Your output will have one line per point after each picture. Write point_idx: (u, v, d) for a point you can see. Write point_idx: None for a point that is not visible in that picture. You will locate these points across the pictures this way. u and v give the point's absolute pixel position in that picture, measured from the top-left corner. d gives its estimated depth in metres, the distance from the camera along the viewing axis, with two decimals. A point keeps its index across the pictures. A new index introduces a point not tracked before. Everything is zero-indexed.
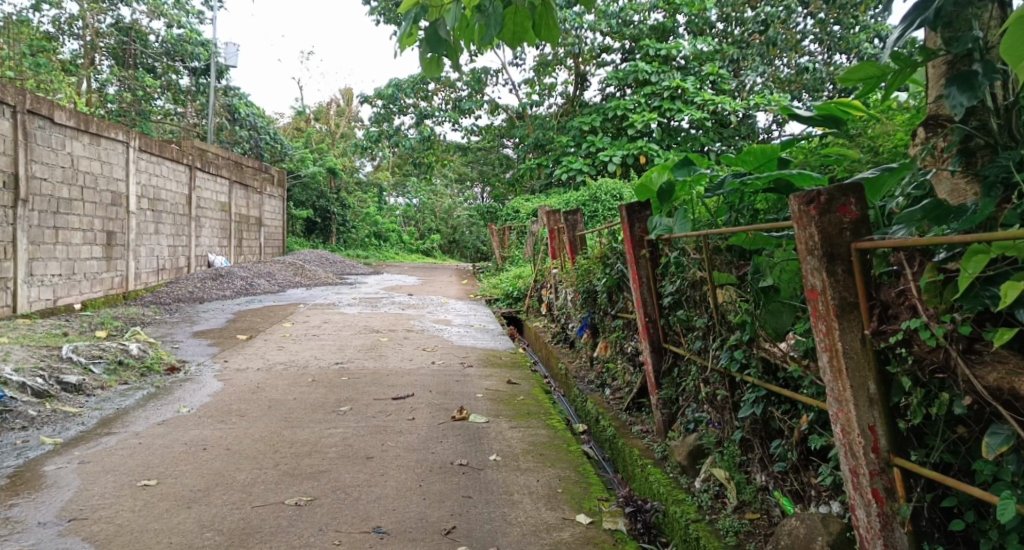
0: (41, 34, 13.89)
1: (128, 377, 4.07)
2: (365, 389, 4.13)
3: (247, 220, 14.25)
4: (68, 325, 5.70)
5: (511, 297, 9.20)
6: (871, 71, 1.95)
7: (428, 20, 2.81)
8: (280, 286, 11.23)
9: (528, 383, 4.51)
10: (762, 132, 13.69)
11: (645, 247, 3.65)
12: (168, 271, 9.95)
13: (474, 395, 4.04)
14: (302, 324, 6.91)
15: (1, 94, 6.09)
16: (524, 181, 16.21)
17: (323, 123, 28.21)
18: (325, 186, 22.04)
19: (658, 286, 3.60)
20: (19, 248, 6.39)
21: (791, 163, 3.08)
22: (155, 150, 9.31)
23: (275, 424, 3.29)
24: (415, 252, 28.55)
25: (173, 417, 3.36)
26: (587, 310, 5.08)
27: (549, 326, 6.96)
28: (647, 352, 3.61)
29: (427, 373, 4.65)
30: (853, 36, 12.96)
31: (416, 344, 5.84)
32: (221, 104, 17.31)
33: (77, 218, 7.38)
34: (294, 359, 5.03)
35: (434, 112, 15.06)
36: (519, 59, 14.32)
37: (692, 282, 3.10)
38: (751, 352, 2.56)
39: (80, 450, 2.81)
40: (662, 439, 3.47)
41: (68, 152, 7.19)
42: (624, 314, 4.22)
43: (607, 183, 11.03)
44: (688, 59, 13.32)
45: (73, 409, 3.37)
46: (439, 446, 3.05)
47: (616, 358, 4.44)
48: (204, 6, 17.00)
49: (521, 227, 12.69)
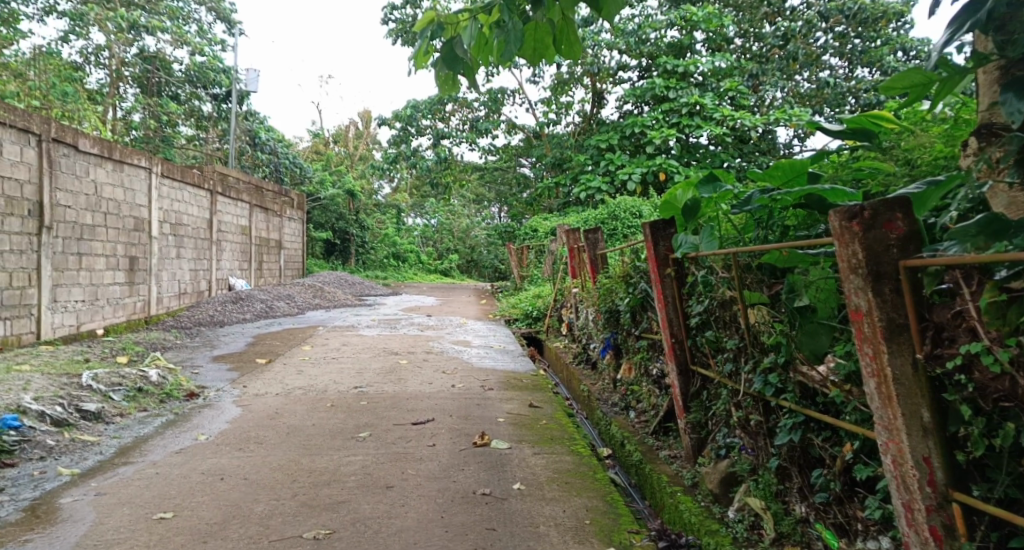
0: (68, 65, 14.20)
1: (148, 404, 4.04)
2: (384, 414, 4.05)
3: (267, 243, 14.35)
4: (89, 351, 5.70)
5: (531, 317, 9.11)
6: (919, 78, 1.91)
7: (444, 38, 2.77)
8: (300, 309, 11.24)
9: (551, 406, 4.40)
10: (783, 147, 13.57)
11: (670, 265, 3.56)
12: (190, 295, 10.01)
13: (496, 420, 3.94)
14: (321, 347, 6.87)
15: (27, 123, 6.18)
16: (542, 200, 16.18)
17: (342, 146, 28.49)
18: (344, 208, 22.19)
19: (685, 305, 3.50)
20: (44, 274, 6.44)
21: (821, 178, 2.99)
22: (177, 175, 9.41)
23: (293, 452, 3.22)
24: (434, 272, 28.60)
25: (191, 445, 3.31)
26: (609, 330, 4.97)
27: (570, 346, 6.86)
28: (674, 375, 3.50)
29: (448, 397, 4.56)
30: (873, 50, 12.86)
31: (436, 367, 5.77)
32: (242, 129, 17.55)
33: (100, 244, 7.44)
34: (313, 383, 4.97)
35: (452, 133, 15.12)
36: (536, 79, 14.36)
37: (721, 302, 3.00)
38: (787, 376, 2.46)
39: (97, 481, 2.76)
40: (692, 465, 3.35)
41: (92, 178, 7.27)
42: (648, 334, 4.12)
43: (626, 200, 10.95)
44: (706, 75, 13.28)
45: (91, 437, 3.34)
46: (461, 474, 2.95)
47: (641, 380, 4.32)
48: (226, 34, 17.33)
49: (540, 246, 12.63)
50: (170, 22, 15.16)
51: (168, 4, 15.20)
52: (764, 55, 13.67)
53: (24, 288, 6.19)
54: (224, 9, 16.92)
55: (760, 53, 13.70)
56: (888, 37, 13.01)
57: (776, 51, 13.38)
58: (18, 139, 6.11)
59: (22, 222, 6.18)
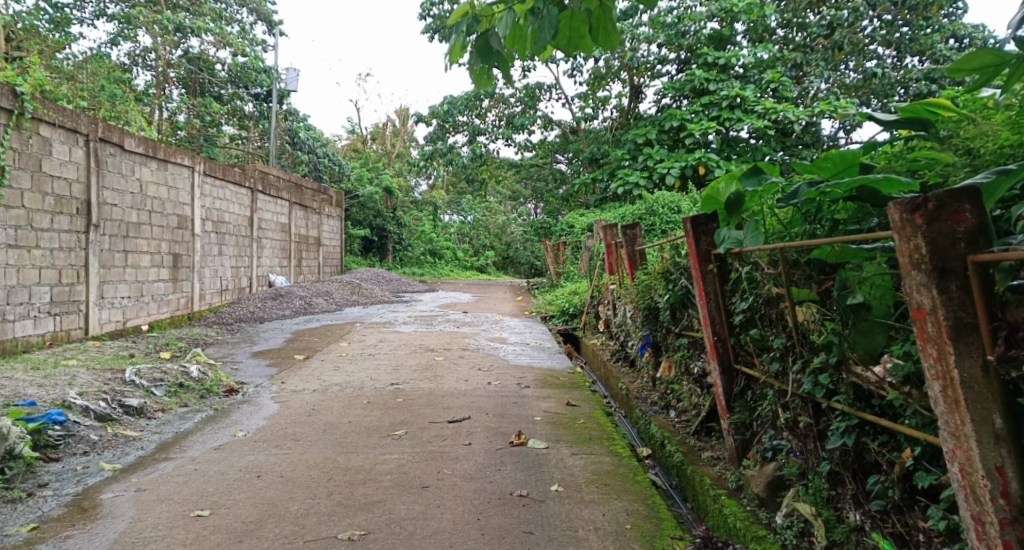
0: (116, 67, 14.60)
1: (188, 400, 4.09)
2: (420, 411, 4.02)
3: (307, 240, 14.55)
4: (135, 347, 5.83)
5: (567, 314, 9.02)
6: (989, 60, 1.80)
7: (478, 32, 2.72)
8: (338, 305, 11.35)
9: (589, 405, 4.31)
10: (827, 140, 13.21)
11: (712, 261, 3.44)
12: (231, 292, 10.19)
13: (533, 418, 3.87)
14: (358, 343, 6.91)
15: (76, 123, 6.34)
16: (578, 196, 16.04)
17: (380, 143, 28.73)
18: (382, 205, 22.39)
19: (728, 303, 3.37)
20: (92, 271, 6.60)
21: (874, 170, 2.86)
22: (219, 174, 9.58)
23: (329, 449, 3.21)
24: (470, 269, 28.69)
25: (229, 441, 3.33)
26: (648, 328, 4.85)
27: (607, 344, 6.75)
28: (716, 374, 3.38)
29: (483, 395, 4.51)
30: (923, 38, 12.45)
31: (472, 364, 5.73)
32: (282, 128, 17.82)
33: (145, 241, 7.61)
34: (350, 380, 4.97)
35: (488, 129, 15.09)
36: (573, 73, 14.22)
37: (766, 299, 2.87)
38: (839, 377, 2.33)
39: (137, 476, 2.79)
40: (736, 467, 3.24)
41: (137, 177, 7.44)
42: (689, 332, 4.00)
43: (664, 195, 10.78)
44: (746, 67, 12.97)
45: (133, 433, 3.38)
46: (497, 475, 2.89)
47: (681, 379, 4.20)
48: (266, 34, 17.60)
49: (576, 242, 12.52)
50: (213, 23, 15.45)
51: (211, 6, 15.49)
52: (808, 46, 13.31)
53: (73, 285, 6.35)
54: (265, 10, 17.20)
55: (804, 43, 13.34)
56: (940, 24, 12.59)
57: (820, 41, 13.03)
58: (66, 139, 6.27)
59: (71, 220, 6.34)
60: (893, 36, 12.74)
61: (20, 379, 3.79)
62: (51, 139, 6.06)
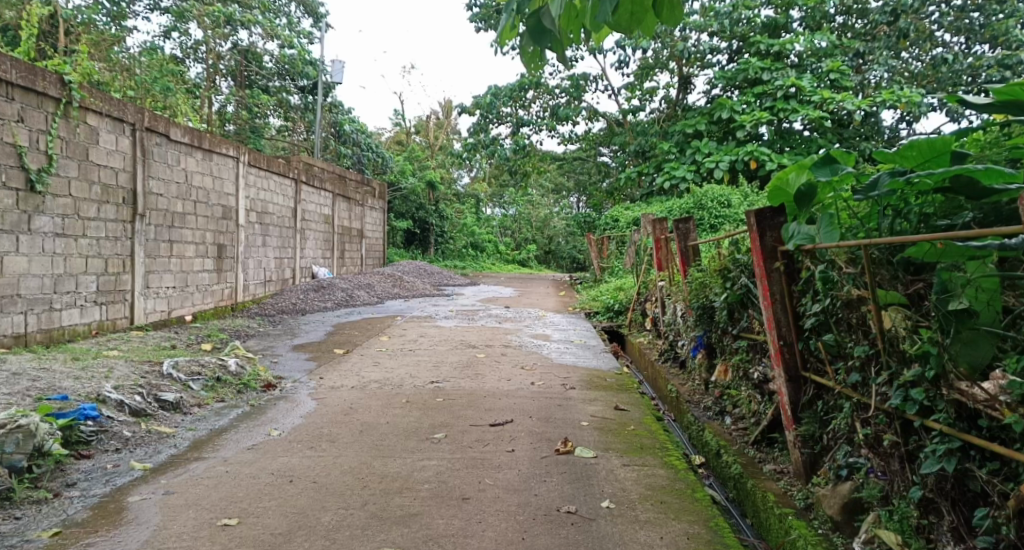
0: (168, 59, 14.85)
1: (225, 395, 4.00)
2: (461, 413, 3.84)
3: (350, 233, 14.58)
4: (177, 338, 5.81)
5: (612, 311, 8.75)
6: None
7: (530, 10, 2.54)
8: (380, 298, 11.30)
9: (638, 409, 4.06)
10: (888, 132, 12.59)
11: (779, 259, 3.14)
12: (274, 283, 10.23)
13: (579, 423, 3.65)
14: (399, 338, 6.78)
15: (123, 113, 6.36)
16: (623, 189, 15.69)
17: (423, 136, 28.77)
18: (424, 198, 22.38)
19: (796, 304, 3.08)
20: (137, 261, 6.63)
21: (967, 159, 2.62)
22: (263, 165, 9.59)
23: (365, 453, 3.06)
24: (511, 262, 28.52)
25: (263, 441, 3.21)
26: (701, 328, 4.56)
27: (655, 343, 6.49)
28: (782, 382, 3.10)
29: (526, 396, 4.31)
30: (996, 23, 11.80)
31: (514, 362, 5.52)
32: (327, 120, 17.91)
33: (190, 232, 7.65)
34: (389, 377, 4.82)
35: (532, 121, 14.85)
36: (620, 63, 13.83)
37: (845, 302, 2.55)
38: (937, 393, 2.03)
39: (167, 478, 2.67)
40: (804, 484, 2.97)
41: (183, 167, 7.46)
42: (749, 334, 3.73)
43: (714, 189, 10.40)
44: (802, 56, 12.42)
45: (167, 429, 3.29)
46: (542, 487, 2.68)
47: (739, 384, 3.93)
48: (313, 27, 17.70)
49: (621, 236, 12.21)
50: (261, 15, 15.56)
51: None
52: (870, 33, 12.74)
53: (119, 274, 6.39)
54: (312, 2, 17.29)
55: (866, 30, 12.77)
56: (1015, 8, 11.95)
57: (883, 27, 12.44)
58: (113, 128, 6.29)
59: (117, 209, 6.36)
60: (963, 21, 12.13)
61: (57, 370, 3.75)
62: (98, 128, 6.09)
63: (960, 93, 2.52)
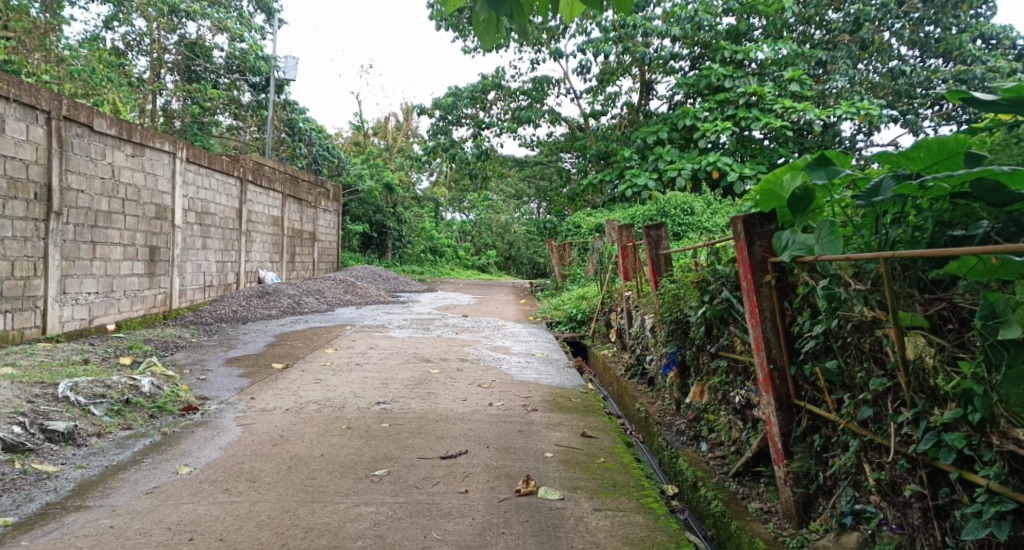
0: (109, 51, 14.00)
1: (134, 421, 3.48)
2: (408, 442, 3.39)
3: (301, 235, 13.91)
4: (91, 351, 5.18)
5: (575, 320, 8.38)
6: None
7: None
8: (330, 305, 10.70)
9: (607, 435, 3.67)
10: (845, 141, 12.64)
11: (769, 271, 2.75)
12: (216, 288, 9.55)
13: (542, 455, 3.24)
14: (346, 350, 6.25)
15: (35, 99, 5.70)
16: (584, 196, 15.39)
17: (382, 138, 28.06)
18: (381, 201, 21.73)
19: (788, 323, 2.70)
20: (51, 265, 5.97)
21: (980, 161, 2.34)
22: (203, 161, 8.91)
23: (290, 497, 2.59)
24: (470, 268, 28.05)
25: (167, 482, 2.72)
26: (673, 344, 4.18)
27: (620, 356, 6.14)
28: (771, 411, 2.73)
29: (484, 420, 3.87)
30: (950, 38, 12.01)
31: (470, 379, 5.07)
32: (279, 117, 17.15)
33: (117, 232, 6.99)
34: (330, 397, 4.33)
35: (493, 123, 14.44)
36: (582, 67, 13.56)
37: (856, 325, 2.15)
38: (985, 439, 1.67)
39: (29, 538, 2.20)
40: (795, 528, 2.60)
41: (109, 161, 6.81)
42: (729, 353, 3.38)
43: (676, 196, 10.18)
44: (763, 64, 12.31)
45: (50, 468, 2.79)
46: (500, 543, 2.26)
47: (717, 407, 3.57)
48: (266, 22, 16.96)
49: (583, 243, 11.89)
50: (209, 7, 14.77)
51: None
52: (830, 42, 12.79)
53: (29, 278, 5.72)
54: None
55: (827, 41, 12.80)
56: (968, 23, 12.17)
57: (845, 37, 12.52)
58: (23, 116, 5.63)
59: (28, 207, 5.71)
60: (919, 35, 12.29)
61: None
62: (3, 114, 5.42)
63: (965, 90, 2.26)
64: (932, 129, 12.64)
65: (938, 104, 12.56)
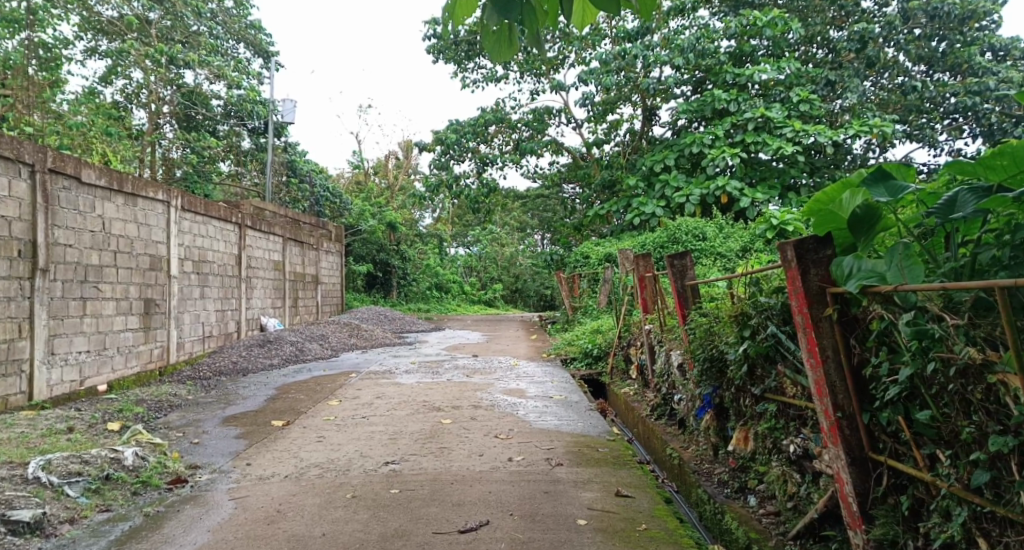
0: (108, 104, 13.92)
1: (114, 501, 3.10)
2: (422, 512, 2.99)
3: (304, 279, 13.63)
4: (77, 417, 4.81)
5: (591, 356, 7.98)
6: None
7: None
8: (334, 350, 10.33)
9: (644, 494, 3.26)
10: (856, 160, 12.39)
11: (829, 302, 2.39)
12: (216, 338, 9.21)
13: (575, 523, 2.84)
14: (351, 401, 5.87)
15: (16, 152, 5.45)
16: (590, 226, 15.13)
17: (383, 177, 27.97)
18: (385, 240, 21.49)
19: (854, 361, 2.34)
20: (38, 324, 5.65)
21: None
22: (200, 209, 8.65)
23: None
24: (477, 303, 27.71)
25: None
26: (708, 384, 3.77)
27: (642, 394, 5.74)
28: (840, 466, 2.34)
29: (504, 479, 3.48)
30: (958, 51, 11.86)
31: (485, 429, 4.66)
32: (280, 161, 17.02)
33: (109, 286, 6.68)
34: (334, 458, 3.94)
35: (495, 157, 14.22)
36: (583, 98, 13.39)
37: (959, 370, 1.80)
38: None
39: None
40: None
41: (99, 214, 6.55)
42: (780, 396, 2.99)
43: (687, 221, 9.85)
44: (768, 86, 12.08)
45: None
46: None
47: (767, 457, 3.15)
48: (263, 68, 16.95)
49: (593, 273, 11.57)
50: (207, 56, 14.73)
51: (207, 39, 14.82)
52: (834, 61, 12.62)
53: (12, 340, 5.39)
54: (261, 43, 16.57)
55: (830, 60, 12.61)
56: (974, 37, 12.02)
57: (850, 56, 12.35)
58: (5, 170, 5.39)
59: (10, 265, 5.41)
60: (924, 50, 12.14)
61: None
62: None
63: None
64: (946, 143, 12.38)
65: (948, 118, 12.35)
